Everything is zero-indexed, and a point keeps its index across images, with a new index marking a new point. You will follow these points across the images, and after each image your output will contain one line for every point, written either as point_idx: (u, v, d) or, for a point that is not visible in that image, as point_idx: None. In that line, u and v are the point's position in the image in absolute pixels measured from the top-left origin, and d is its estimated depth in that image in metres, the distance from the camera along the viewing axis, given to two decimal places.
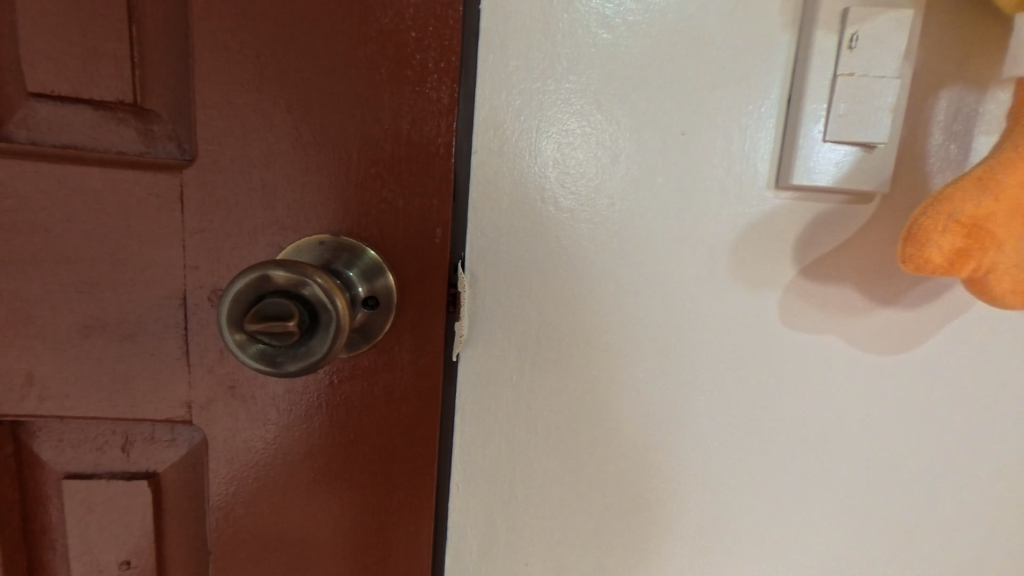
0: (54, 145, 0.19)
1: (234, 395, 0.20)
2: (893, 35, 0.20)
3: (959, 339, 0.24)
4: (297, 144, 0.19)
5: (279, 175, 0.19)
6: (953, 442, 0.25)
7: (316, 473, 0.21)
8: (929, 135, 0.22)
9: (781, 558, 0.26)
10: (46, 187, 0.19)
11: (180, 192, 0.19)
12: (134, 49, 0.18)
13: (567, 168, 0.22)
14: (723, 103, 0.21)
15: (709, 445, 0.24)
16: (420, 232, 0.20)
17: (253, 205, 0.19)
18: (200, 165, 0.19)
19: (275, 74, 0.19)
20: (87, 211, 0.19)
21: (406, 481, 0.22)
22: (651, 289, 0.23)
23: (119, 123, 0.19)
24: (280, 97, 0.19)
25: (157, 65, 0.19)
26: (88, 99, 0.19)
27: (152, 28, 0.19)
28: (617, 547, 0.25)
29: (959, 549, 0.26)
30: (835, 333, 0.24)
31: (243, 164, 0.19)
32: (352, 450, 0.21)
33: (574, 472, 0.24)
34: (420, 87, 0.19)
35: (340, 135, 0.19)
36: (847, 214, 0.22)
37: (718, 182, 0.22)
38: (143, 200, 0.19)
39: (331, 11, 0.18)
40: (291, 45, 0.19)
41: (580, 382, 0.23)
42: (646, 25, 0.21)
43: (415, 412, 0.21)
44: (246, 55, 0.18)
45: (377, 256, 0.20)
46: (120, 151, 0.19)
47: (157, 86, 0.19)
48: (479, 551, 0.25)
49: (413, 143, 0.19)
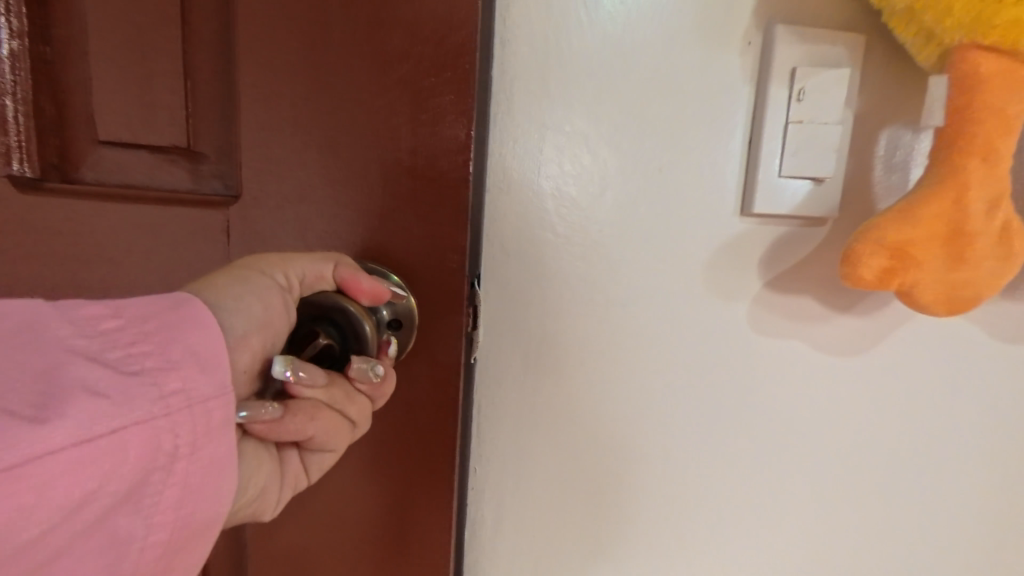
0: (117, 185, 0.22)
1: (296, 467, 0.22)
2: (835, 87, 0.24)
3: (906, 340, 0.28)
4: (336, 184, 0.22)
5: (312, 208, 0.22)
6: (904, 429, 0.28)
7: (347, 472, 0.24)
8: (872, 167, 0.25)
9: (759, 538, 0.29)
10: (115, 222, 0.22)
11: (227, 222, 0.22)
12: (187, 99, 0.22)
13: (564, 199, 0.25)
14: (695, 143, 0.25)
15: (693, 438, 0.27)
16: (437, 256, 0.23)
17: (291, 234, 0.23)
18: (245, 201, 0.22)
19: (309, 121, 0.22)
20: (150, 242, 0.22)
21: (422, 486, 0.24)
22: (638, 302, 0.26)
23: (171, 163, 0.22)
24: (313, 141, 0.22)
25: (205, 112, 0.22)
26: (147, 144, 0.22)
27: (202, 79, 0.22)
28: (613, 532, 0.28)
29: (913, 524, 0.30)
30: (799, 338, 0.27)
31: (282, 200, 0.22)
32: (379, 453, 0.24)
33: (573, 466, 0.27)
34: (435, 129, 0.22)
35: (365, 173, 0.22)
36: (803, 235, 0.26)
37: (694, 209, 0.25)
38: (201, 231, 0.22)
39: (360, 67, 0.22)
40: (324, 96, 0.22)
41: (577, 384, 0.26)
42: (630, 78, 0.24)
43: (430, 422, 0.24)
44: (283, 106, 0.22)
45: (399, 280, 0.23)
46: (172, 188, 0.22)
47: (204, 130, 0.22)
48: (489, 540, 0.27)
49: (430, 177, 0.23)
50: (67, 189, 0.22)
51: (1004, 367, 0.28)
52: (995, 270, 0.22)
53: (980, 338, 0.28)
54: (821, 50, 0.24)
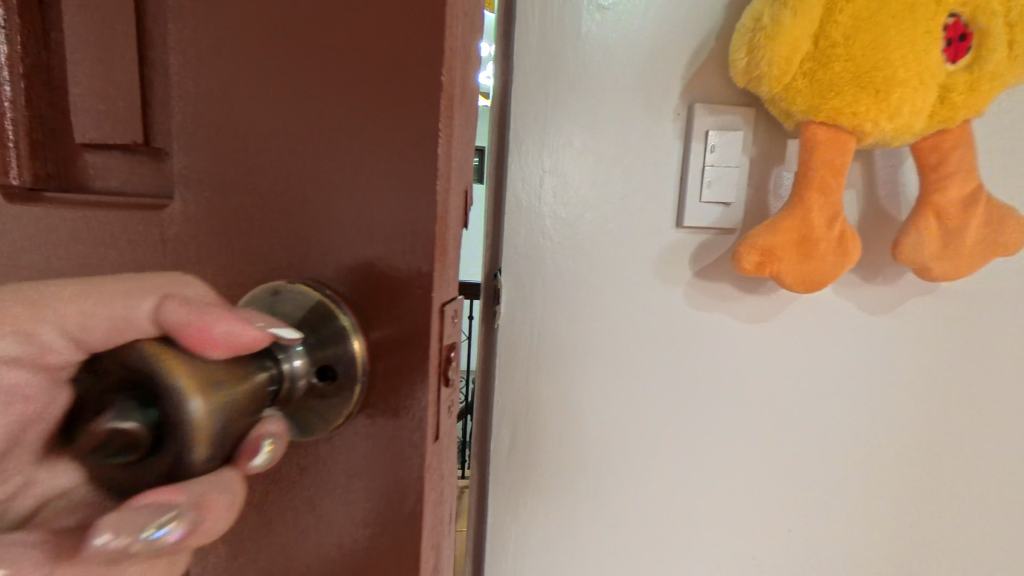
0: (77, 187, 0.21)
1: None
2: (733, 144, 0.37)
3: (795, 311, 0.40)
4: (296, 190, 0.19)
5: (278, 218, 0.19)
6: (797, 373, 0.41)
7: (299, 535, 0.20)
8: (765, 194, 0.38)
9: (700, 454, 0.41)
10: (78, 229, 0.21)
11: (192, 234, 0.20)
12: (147, 95, 0.20)
13: (558, 220, 0.37)
14: (645, 179, 0.37)
15: (651, 381, 0.40)
16: (408, 277, 0.19)
17: (257, 247, 0.20)
18: (211, 209, 0.20)
19: (271, 122, 0.19)
20: (110, 251, 0.21)
21: (384, 560, 0.20)
22: (610, 287, 0.38)
23: (138, 163, 0.20)
24: (277, 140, 0.19)
25: (164, 109, 0.20)
26: (115, 144, 0.20)
27: (160, 72, 0.20)
28: (596, 451, 0.40)
29: (807, 440, 0.42)
30: (721, 310, 0.40)
31: (245, 209, 0.20)
32: (335, 517, 0.20)
33: (567, 404, 0.39)
34: (411, 121, 0.18)
35: (332, 177, 0.19)
36: (720, 241, 0.38)
37: (645, 222, 0.38)
38: (160, 239, 0.20)
39: (326, 56, 0.19)
40: (284, 92, 0.19)
41: (568, 346, 0.38)
42: (601, 138, 0.36)
43: (396, 483, 0.19)
44: (245, 104, 0.19)
45: (348, 321, 0.19)
46: (133, 192, 0.21)
47: (162, 127, 0.20)
48: (506, 461, 0.39)
49: (402, 180, 0.19)
50: (65, 198, 0.21)
51: (864, 326, 0.41)
52: (836, 261, 0.35)
53: (848, 308, 0.41)
54: (725, 119, 0.36)
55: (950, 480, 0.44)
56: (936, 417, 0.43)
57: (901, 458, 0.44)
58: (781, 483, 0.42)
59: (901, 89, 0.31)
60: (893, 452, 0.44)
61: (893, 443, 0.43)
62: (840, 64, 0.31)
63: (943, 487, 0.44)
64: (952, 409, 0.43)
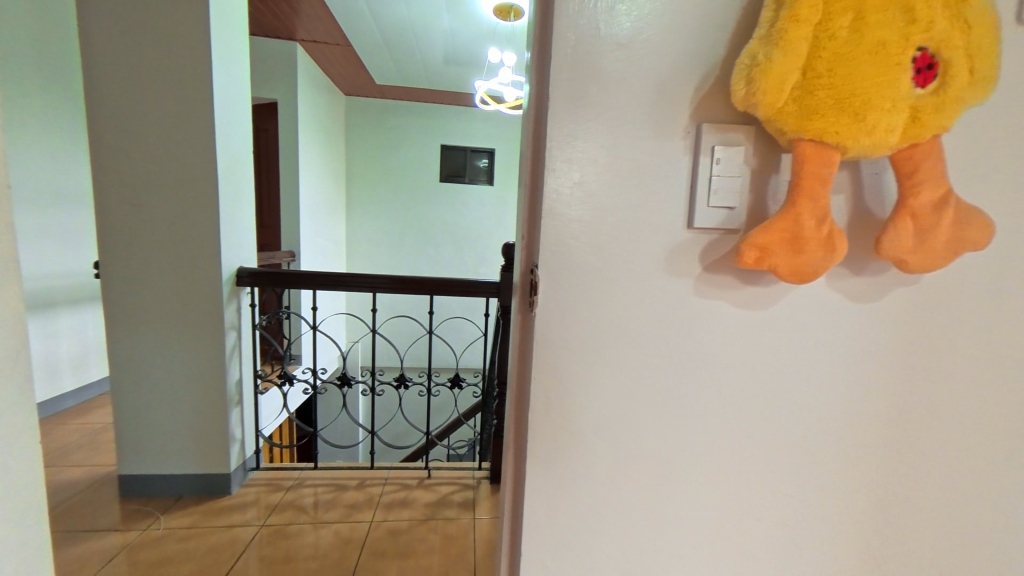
0: None
1: None
2: (736, 157, 0.43)
3: (788, 299, 0.47)
4: None
5: None
6: (786, 350, 0.48)
7: None
8: (765, 198, 0.44)
9: (701, 418, 0.49)
10: None
11: None
12: None
13: (588, 221, 0.44)
14: (659, 187, 0.44)
15: (662, 358, 0.47)
16: None
17: None
18: None
19: None
20: None
21: None
22: (631, 277, 0.45)
23: None
24: None
25: None
26: None
27: None
28: (618, 416, 0.47)
29: (794, 407, 0.50)
30: (725, 298, 0.46)
31: None
32: None
33: (593, 380, 0.46)
34: None
35: None
36: (725, 240, 0.45)
37: (659, 223, 0.44)
38: None
39: None
40: None
41: (595, 329, 0.46)
42: (622, 153, 0.43)
43: None
44: None
45: None
46: None
47: None
48: (542, 423, 0.46)
49: None
50: None
51: (849, 312, 0.48)
52: (826, 256, 0.41)
53: (834, 295, 0.48)
54: (729, 136, 0.43)
55: (922, 442, 0.52)
56: (913, 388, 0.51)
57: (882, 423, 0.51)
58: (775, 443, 0.50)
59: (877, 111, 0.37)
60: (874, 418, 0.51)
61: (872, 410, 0.51)
62: (824, 92, 0.37)
63: (920, 448, 0.52)
64: (928, 381, 0.51)
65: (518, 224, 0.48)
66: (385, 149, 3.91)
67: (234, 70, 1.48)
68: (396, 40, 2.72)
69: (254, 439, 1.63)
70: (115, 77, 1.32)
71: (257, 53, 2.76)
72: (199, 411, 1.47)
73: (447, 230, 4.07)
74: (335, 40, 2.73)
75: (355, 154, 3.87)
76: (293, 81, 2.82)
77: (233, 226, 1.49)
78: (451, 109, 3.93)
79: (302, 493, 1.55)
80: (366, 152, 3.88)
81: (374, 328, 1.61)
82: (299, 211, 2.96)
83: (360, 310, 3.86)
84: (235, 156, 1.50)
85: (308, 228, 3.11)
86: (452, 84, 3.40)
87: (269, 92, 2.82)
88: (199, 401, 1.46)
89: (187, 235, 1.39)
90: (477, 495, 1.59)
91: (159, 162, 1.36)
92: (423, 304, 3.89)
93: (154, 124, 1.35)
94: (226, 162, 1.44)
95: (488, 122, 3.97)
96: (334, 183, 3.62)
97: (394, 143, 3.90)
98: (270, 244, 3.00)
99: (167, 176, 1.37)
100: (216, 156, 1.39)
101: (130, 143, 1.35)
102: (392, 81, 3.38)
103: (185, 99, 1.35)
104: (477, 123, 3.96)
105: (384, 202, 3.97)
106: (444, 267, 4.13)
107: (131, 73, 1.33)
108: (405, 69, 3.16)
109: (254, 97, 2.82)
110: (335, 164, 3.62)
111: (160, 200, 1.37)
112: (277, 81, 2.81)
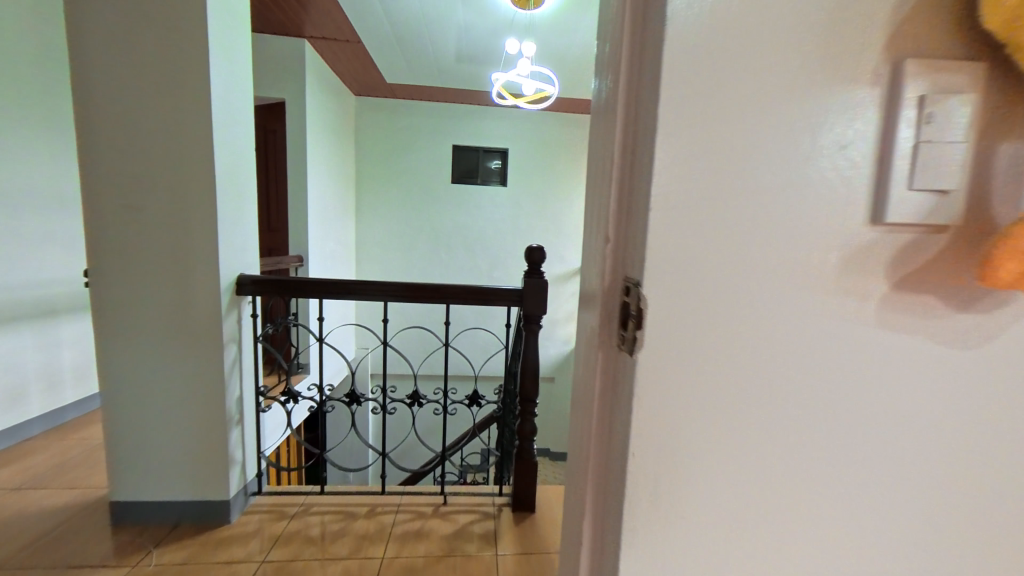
0: None
1: None
2: (957, 112, 0.28)
3: (1014, 333, 0.32)
4: None
5: None
6: (1008, 408, 0.32)
7: None
8: (993, 176, 0.29)
9: (876, 505, 0.33)
10: None
11: None
12: None
13: (721, 215, 0.28)
14: (835, 161, 0.28)
15: (826, 420, 0.32)
16: None
17: None
18: None
19: None
20: None
21: None
22: (787, 300, 0.30)
23: None
24: None
25: None
26: None
27: None
28: (758, 503, 0.32)
29: (1011, 490, 0.34)
30: (921, 332, 0.31)
31: None
32: None
33: (725, 453, 0.31)
34: None
35: None
36: (927, 242, 0.29)
37: (832, 218, 0.29)
38: None
39: None
40: None
41: (733, 377, 0.30)
42: (782, 108, 0.28)
43: None
44: None
45: None
46: None
47: None
48: (648, 515, 0.31)
49: None
50: None
51: None
52: None
53: None
54: (944, 81, 0.28)
55: None
56: None
57: None
58: (981, 541, 0.34)
59: None
60: None
61: None
62: None
63: None
64: None
65: (604, 222, 0.34)
66: (396, 151, 3.79)
67: (235, 60, 1.36)
68: (408, 35, 2.59)
69: (256, 461, 1.50)
70: (106, 67, 1.20)
71: (265, 51, 2.66)
72: (198, 433, 1.34)
73: (459, 233, 3.93)
74: (345, 37, 2.61)
75: (365, 156, 3.77)
76: (301, 80, 2.71)
77: (235, 230, 1.36)
78: (463, 108, 3.80)
79: (308, 522, 1.41)
80: (376, 154, 3.77)
81: (386, 341, 1.46)
82: (308, 215, 2.85)
83: (371, 321, 3.76)
84: (237, 153, 1.37)
85: (317, 232, 2.99)
86: (464, 82, 3.27)
87: (277, 91, 2.71)
88: (197, 422, 1.33)
89: (183, 241, 1.26)
90: (499, 526, 1.43)
91: (153, 161, 1.24)
92: (438, 315, 3.82)
93: (148, 119, 1.23)
94: (227, 160, 1.32)
95: (502, 122, 3.84)
96: (343, 186, 3.51)
97: (405, 144, 3.79)
98: (279, 249, 2.89)
99: (162, 176, 1.24)
100: (215, 153, 1.26)
101: (121, 139, 1.23)
102: (403, 80, 3.26)
103: (181, 91, 1.23)
104: (490, 123, 3.83)
105: (395, 205, 3.85)
106: (456, 271, 3.99)
107: (122, 62, 1.20)
108: (416, 67, 3.04)
109: (262, 97, 2.71)
110: (344, 166, 3.51)
111: (155, 202, 1.25)
112: (285, 79, 2.70)
